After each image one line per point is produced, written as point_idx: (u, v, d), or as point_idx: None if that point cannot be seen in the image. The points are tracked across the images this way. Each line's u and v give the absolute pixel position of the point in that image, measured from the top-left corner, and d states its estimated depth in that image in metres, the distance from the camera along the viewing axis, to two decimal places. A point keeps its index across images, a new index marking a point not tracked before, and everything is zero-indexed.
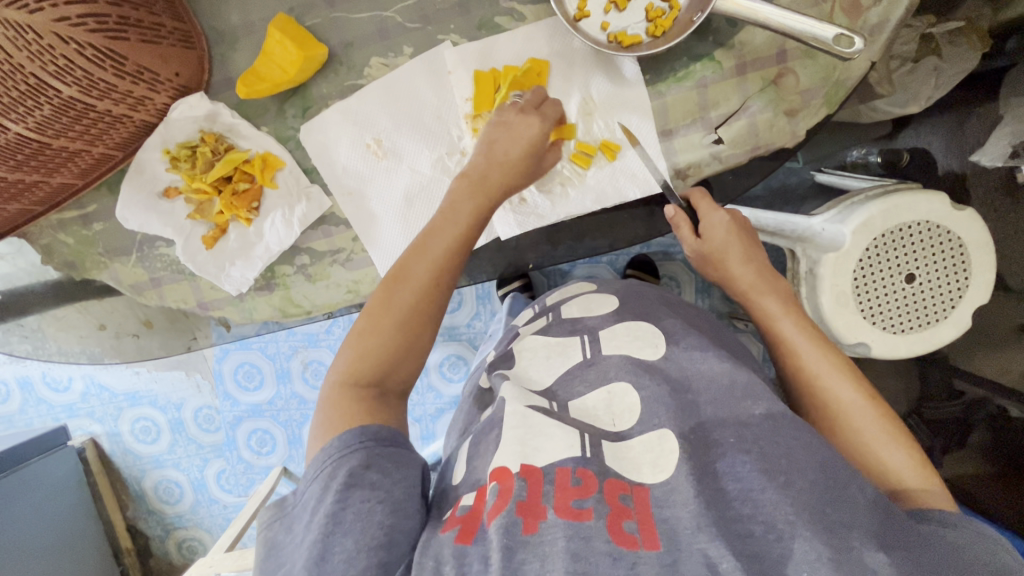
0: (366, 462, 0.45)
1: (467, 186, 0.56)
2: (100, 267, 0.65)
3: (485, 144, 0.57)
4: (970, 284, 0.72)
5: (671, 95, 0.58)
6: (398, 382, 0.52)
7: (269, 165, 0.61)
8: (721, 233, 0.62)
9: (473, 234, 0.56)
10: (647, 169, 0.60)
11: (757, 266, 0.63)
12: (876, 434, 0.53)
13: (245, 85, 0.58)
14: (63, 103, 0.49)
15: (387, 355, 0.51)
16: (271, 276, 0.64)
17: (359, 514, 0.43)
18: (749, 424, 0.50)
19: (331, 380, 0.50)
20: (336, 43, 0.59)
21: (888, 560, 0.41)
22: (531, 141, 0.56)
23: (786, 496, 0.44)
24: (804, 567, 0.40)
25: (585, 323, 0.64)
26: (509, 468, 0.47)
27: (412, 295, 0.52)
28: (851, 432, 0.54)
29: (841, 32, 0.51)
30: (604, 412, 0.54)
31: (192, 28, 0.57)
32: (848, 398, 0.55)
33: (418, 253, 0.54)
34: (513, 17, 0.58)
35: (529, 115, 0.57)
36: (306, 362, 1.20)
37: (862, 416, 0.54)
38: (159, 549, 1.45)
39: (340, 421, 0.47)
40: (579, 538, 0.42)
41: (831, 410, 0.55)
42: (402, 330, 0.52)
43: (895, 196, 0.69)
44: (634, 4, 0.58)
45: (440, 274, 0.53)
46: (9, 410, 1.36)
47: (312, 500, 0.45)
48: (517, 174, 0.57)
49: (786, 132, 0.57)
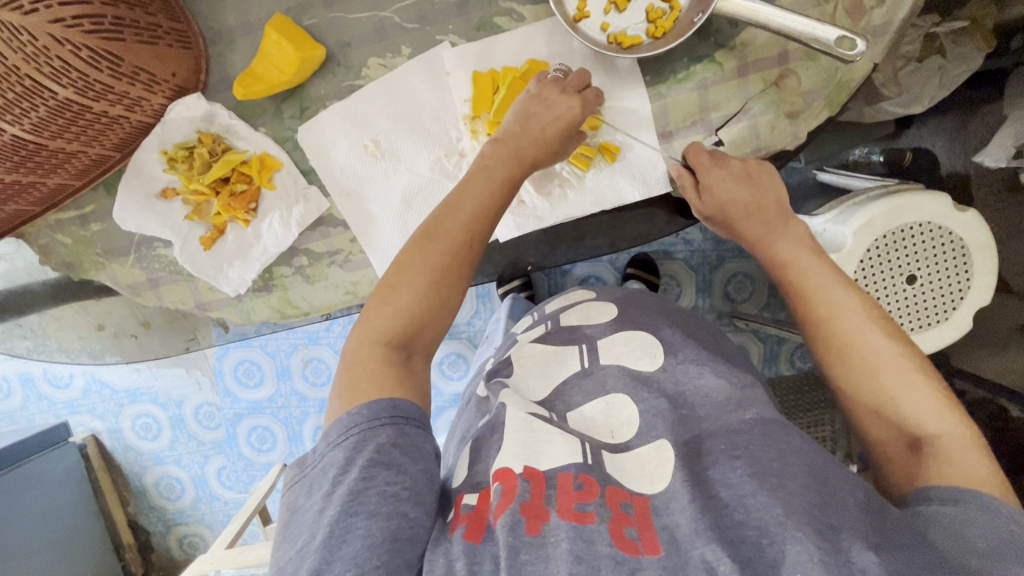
0: (394, 440, 0.45)
1: (503, 153, 0.55)
2: (97, 268, 0.65)
3: (520, 115, 0.56)
4: (971, 286, 0.72)
5: (671, 97, 0.58)
6: (425, 344, 0.52)
7: (266, 166, 0.61)
8: (725, 182, 0.56)
9: (501, 203, 0.55)
10: (647, 171, 0.59)
11: (765, 213, 0.57)
12: (903, 377, 0.50)
13: (241, 87, 0.58)
14: (59, 104, 0.49)
15: (417, 313, 0.51)
16: (269, 277, 0.64)
17: (382, 497, 0.42)
18: (740, 431, 0.50)
19: (357, 336, 0.50)
20: (333, 43, 0.59)
21: (877, 560, 0.40)
22: (569, 121, 0.55)
23: (774, 499, 0.43)
24: (797, 568, 0.39)
25: (584, 331, 0.64)
26: (512, 469, 0.47)
27: (441, 251, 0.52)
28: (876, 376, 0.51)
29: (844, 34, 0.50)
30: (602, 422, 0.55)
31: (188, 28, 0.57)
32: (872, 339, 0.51)
33: (448, 208, 0.53)
34: (512, 18, 0.57)
35: (571, 95, 0.55)
36: (306, 360, 1.20)
37: (888, 358, 0.51)
38: (161, 544, 1.46)
39: (370, 388, 0.47)
40: (582, 541, 0.42)
41: (853, 354, 0.52)
42: (434, 288, 0.51)
43: (898, 196, 0.68)
44: (634, 5, 0.57)
45: (473, 233, 0.53)
46: (11, 407, 1.36)
47: (333, 470, 0.44)
48: (547, 151, 0.56)
49: (787, 134, 0.56)
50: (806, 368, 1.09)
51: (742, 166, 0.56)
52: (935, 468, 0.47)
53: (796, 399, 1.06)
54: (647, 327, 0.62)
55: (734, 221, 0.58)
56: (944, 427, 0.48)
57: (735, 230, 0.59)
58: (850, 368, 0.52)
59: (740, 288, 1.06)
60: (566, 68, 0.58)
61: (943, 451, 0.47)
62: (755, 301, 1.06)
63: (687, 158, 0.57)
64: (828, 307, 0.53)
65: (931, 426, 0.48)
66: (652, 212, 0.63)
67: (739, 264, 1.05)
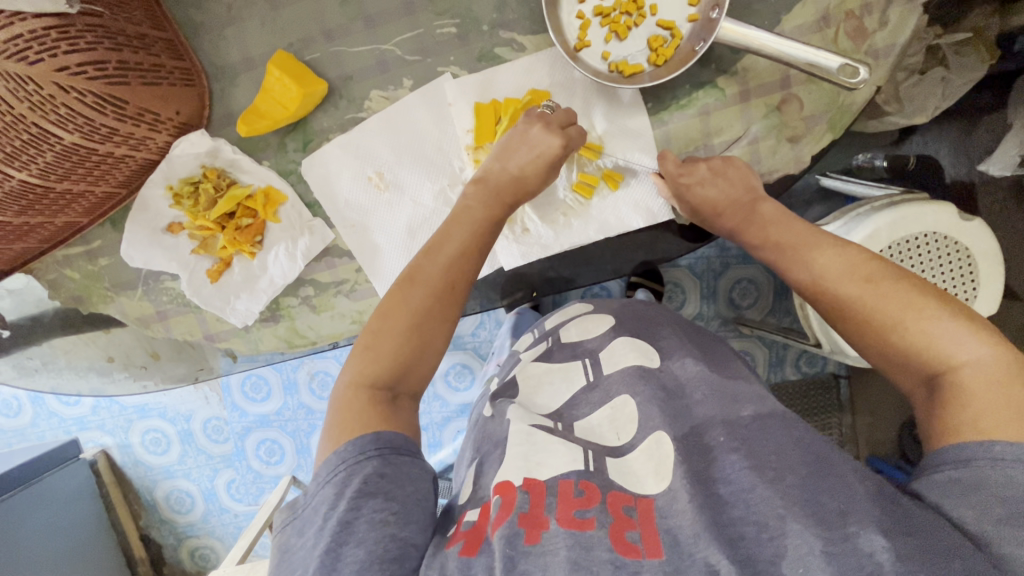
0: (380, 471, 0.45)
1: (485, 194, 0.57)
2: (106, 301, 0.66)
3: (501, 152, 0.57)
4: (976, 296, 0.71)
5: (674, 123, 0.58)
6: (414, 383, 0.52)
7: (271, 201, 0.61)
8: (705, 174, 0.56)
9: (485, 239, 0.56)
10: (651, 198, 0.60)
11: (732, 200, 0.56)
12: (900, 320, 0.48)
13: (245, 125, 0.59)
14: (66, 148, 0.49)
15: (402, 356, 0.51)
16: (276, 307, 0.65)
17: (370, 525, 0.43)
18: (740, 425, 0.51)
19: (345, 381, 0.51)
20: (335, 77, 0.59)
21: (886, 545, 0.39)
22: (550, 158, 0.56)
23: (775, 492, 0.44)
24: (798, 564, 0.40)
25: (584, 346, 0.63)
26: (512, 482, 0.47)
27: (424, 294, 0.53)
28: (872, 329, 0.49)
29: (845, 61, 0.50)
30: (607, 428, 0.54)
31: (191, 66, 0.58)
32: (858, 289, 0.50)
33: (429, 253, 0.54)
34: (512, 48, 0.57)
35: (554, 131, 0.55)
36: (312, 373, 1.21)
37: (880, 305, 0.49)
38: (171, 557, 1.47)
39: (356, 426, 0.47)
40: (580, 547, 0.42)
41: (844, 309, 0.51)
42: (417, 328, 0.52)
43: (901, 207, 0.68)
44: (634, 34, 0.57)
45: (454, 277, 0.54)
46: (21, 424, 1.37)
47: (324, 506, 0.44)
48: (531, 186, 0.57)
49: (789, 158, 0.56)
50: (812, 373, 1.07)
51: (706, 168, 0.56)
52: (950, 410, 0.44)
53: (805, 402, 1.06)
54: (652, 339, 0.62)
55: (711, 220, 0.59)
56: (957, 360, 0.45)
57: (714, 227, 0.60)
58: (846, 321, 0.51)
59: (745, 294, 1.06)
60: (554, 105, 0.58)
61: (960, 386, 0.44)
62: (760, 307, 1.06)
63: (662, 170, 0.58)
64: (816, 268, 0.52)
65: (942, 363, 0.45)
66: (655, 236, 0.62)
67: (743, 271, 1.05)
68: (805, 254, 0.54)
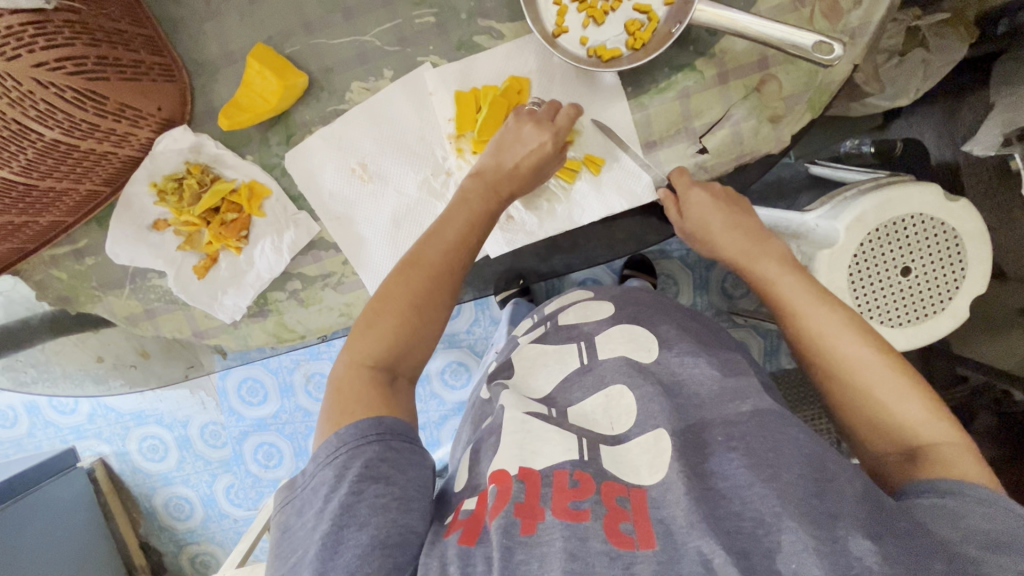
0: (382, 454, 0.45)
1: (478, 182, 0.56)
2: (94, 301, 0.66)
3: (495, 143, 0.57)
4: (965, 275, 0.71)
5: (653, 107, 0.58)
6: (410, 366, 0.53)
7: (256, 195, 0.62)
8: (698, 210, 0.58)
9: (478, 229, 0.56)
10: (631, 181, 0.60)
11: (745, 229, 0.60)
12: (892, 391, 0.50)
13: (226, 118, 0.58)
14: (47, 145, 0.50)
15: (400, 337, 0.51)
16: (264, 303, 0.65)
17: (372, 509, 0.43)
18: (738, 423, 0.50)
19: (344, 360, 0.51)
20: (316, 69, 0.59)
21: (874, 548, 0.39)
22: (541, 155, 0.56)
23: (772, 490, 0.43)
24: (794, 559, 0.39)
25: (582, 328, 0.63)
26: (508, 470, 0.47)
27: (424, 277, 0.53)
28: (859, 387, 0.51)
29: (820, 38, 0.50)
30: (602, 416, 0.54)
31: (170, 60, 0.58)
32: (857, 352, 0.52)
33: (430, 236, 0.54)
34: (491, 36, 0.58)
35: (544, 127, 0.56)
36: (308, 375, 1.20)
37: (874, 373, 0.51)
38: (172, 564, 1.46)
39: (355, 406, 0.48)
40: (576, 539, 0.42)
41: (835, 366, 0.53)
42: (414, 311, 0.52)
43: (886, 190, 0.68)
44: (612, 18, 0.58)
45: (451, 260, 0.54)
46: (18, 435, 1.36)
47: (324, 488, 0.44)
48: (522, 176, 0.57)
49: (770, 138, 0.56)
50: None
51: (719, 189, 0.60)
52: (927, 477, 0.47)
53: (798, 391, 1.05)
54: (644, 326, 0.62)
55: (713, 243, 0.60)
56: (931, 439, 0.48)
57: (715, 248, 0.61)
58: (835, 378, 0.53)
59: (738, 283, 1.06)
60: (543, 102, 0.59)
61: (936, 460, 0.47)
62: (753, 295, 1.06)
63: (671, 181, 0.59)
64: (817, 323, 0.54)
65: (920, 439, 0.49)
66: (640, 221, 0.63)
67: None
68: (809, 308, 0.54)
